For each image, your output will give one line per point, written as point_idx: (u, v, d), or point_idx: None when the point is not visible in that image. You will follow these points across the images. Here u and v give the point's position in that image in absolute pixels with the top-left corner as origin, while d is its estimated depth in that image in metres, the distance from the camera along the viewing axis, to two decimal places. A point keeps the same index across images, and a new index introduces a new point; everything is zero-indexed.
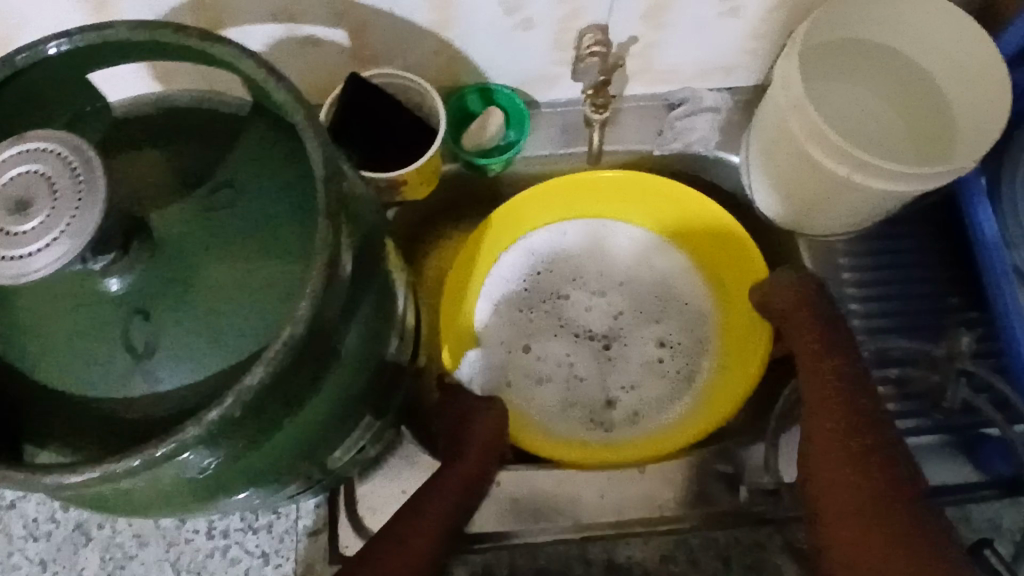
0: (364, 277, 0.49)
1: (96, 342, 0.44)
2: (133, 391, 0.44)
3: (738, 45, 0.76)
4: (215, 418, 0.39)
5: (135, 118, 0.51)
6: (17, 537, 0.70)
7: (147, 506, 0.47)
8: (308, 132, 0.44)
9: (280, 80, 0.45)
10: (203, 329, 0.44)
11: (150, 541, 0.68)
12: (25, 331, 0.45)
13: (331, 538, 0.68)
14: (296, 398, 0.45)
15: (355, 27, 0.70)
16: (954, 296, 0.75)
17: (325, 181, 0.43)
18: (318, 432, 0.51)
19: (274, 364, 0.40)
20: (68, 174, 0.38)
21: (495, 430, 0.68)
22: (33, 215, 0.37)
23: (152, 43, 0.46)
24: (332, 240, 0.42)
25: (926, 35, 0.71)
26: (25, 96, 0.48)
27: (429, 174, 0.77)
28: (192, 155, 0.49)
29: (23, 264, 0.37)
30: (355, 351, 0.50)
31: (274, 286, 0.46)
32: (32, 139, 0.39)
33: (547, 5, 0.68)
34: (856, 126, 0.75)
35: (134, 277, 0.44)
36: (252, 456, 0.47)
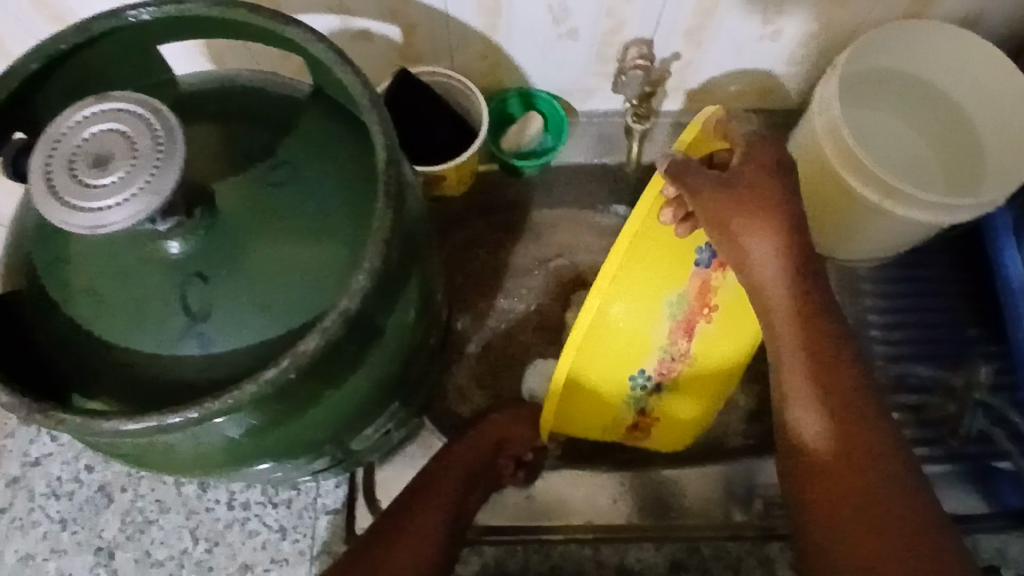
0: (411, 259, 0.51)
1: (153, 302, 0.46)
2: (185, 351, 0.45)
3: (778, 69, 0.78)
4: (269, 377, 0.40)
5: (200, 92, 0.53)
6: (40, 495, 0.72)
7: (186, 464, 0.49)
8: (372, 115, 0.46)
9: (349, 64, 0.47)
10: (256, 297, 0.46)
11: (170, 508, 0.70)
12: (84, 285, 0.47)
13: (349, 519, 0.69)
14: (341, 371, 0.47)
15: (408, 25, 0.72)
16: (974, 328, 0.77)
17: (386, 163, 0.44)
18: (354, 409, 0.52)
19: (330, 332, 0.41)
20: (148, 135, 0.40)
21: (502, 427, 0.66)
22: (112, 171, 0.39)
23: (227, 21, 0.49)
24: (390, 218, 0.44)
25: (958, 68, 0.72)
26: (99, 60, 0.50)
27: (467, 172, 0.79)
28: (255, 130, 0.51)
29: (98, 216, 0.38)
30: (398, 329, 0.51)
31: (325, 260, 0.47)
32: (113, 100, 0.41)
33: (596, 16, 0.70)
34: (888, 155, 0.77)
35: (195, 242, 0.46)
36: (291, 424, 0.49)
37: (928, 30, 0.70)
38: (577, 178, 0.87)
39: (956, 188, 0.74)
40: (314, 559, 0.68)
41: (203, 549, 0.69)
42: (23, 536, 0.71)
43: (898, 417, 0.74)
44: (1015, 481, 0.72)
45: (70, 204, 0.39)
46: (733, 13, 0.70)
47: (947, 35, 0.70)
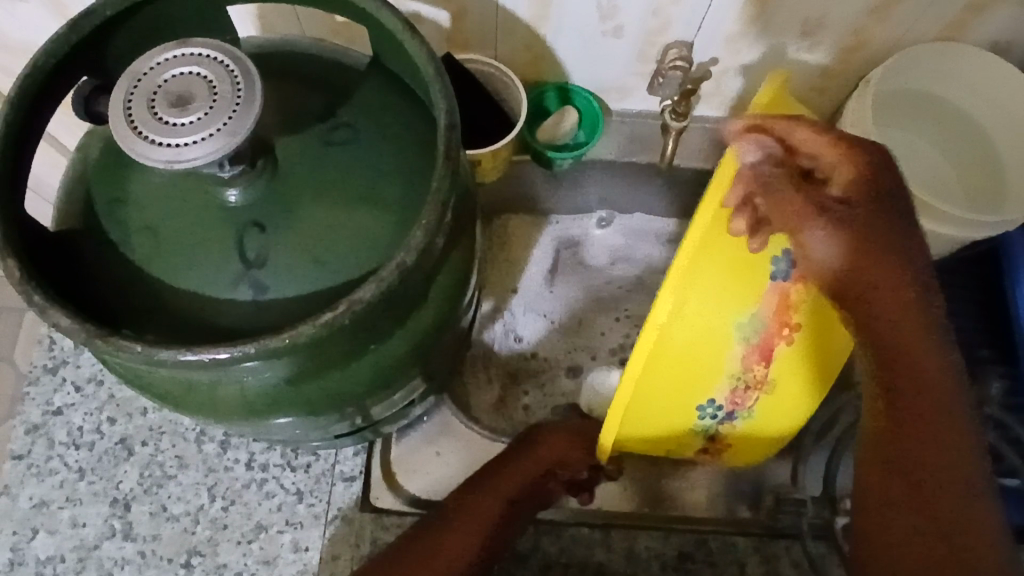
0: (459, 227, 0.52)
1: (209, 245, 0.47)
2: (238, 295, 0.47)
3: (812, 82, 0.80)
4: (325, 321, 0.42)
5: (264, 54, 0.55)
6: (59, 443, 0.73)
7: (227, 407, 0.50)
8: (436, 82, 0.47)
9: (414, 33, 0.49)
10: (309, 249, 0.47)
11: (190, 464, 0.71)
12: (143, 226, 0.48)
13: (365, 488, 0.70)
14: (385, 326, 0.48)
15: (458, 11, 0.74)
16: (986, 347, 0.78)
17: (447, 128, 0.46)
18: (390, 370, 0.54)
19: (385, 283, 0.42)
20: (227, 79, 0.41)
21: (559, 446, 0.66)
22: (193, 111, 0.40)
23: None
24: (449, 180, 0.45)
25: (985, 93, 0.75)
26: (172, 14, 0.52)
27: (501, 159, 0.81)
28: (317, 92, 0.53)
29: (177, 151, 0.40)
30: (440, 294, 0.52)
31: (379, 219, 0.49)
32: (195, 45, 0.42)
33: (642, 16, 0.72)
34: (914, 172, 0.79)
35: (254, 192, 0.47)
36: (330, 378, 0.50)
37: (957, 55, 0.72)
38: (606, 176, 0.88)
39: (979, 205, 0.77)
40: (327, 524, 0.69)
41: (219, 507, 0.70)
42: (39, 483, 0.71)
43: None
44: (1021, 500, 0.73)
45: (150, 139, 0.40)
46: (773, 22, 0.72)
47: (976, 59, 0.72)
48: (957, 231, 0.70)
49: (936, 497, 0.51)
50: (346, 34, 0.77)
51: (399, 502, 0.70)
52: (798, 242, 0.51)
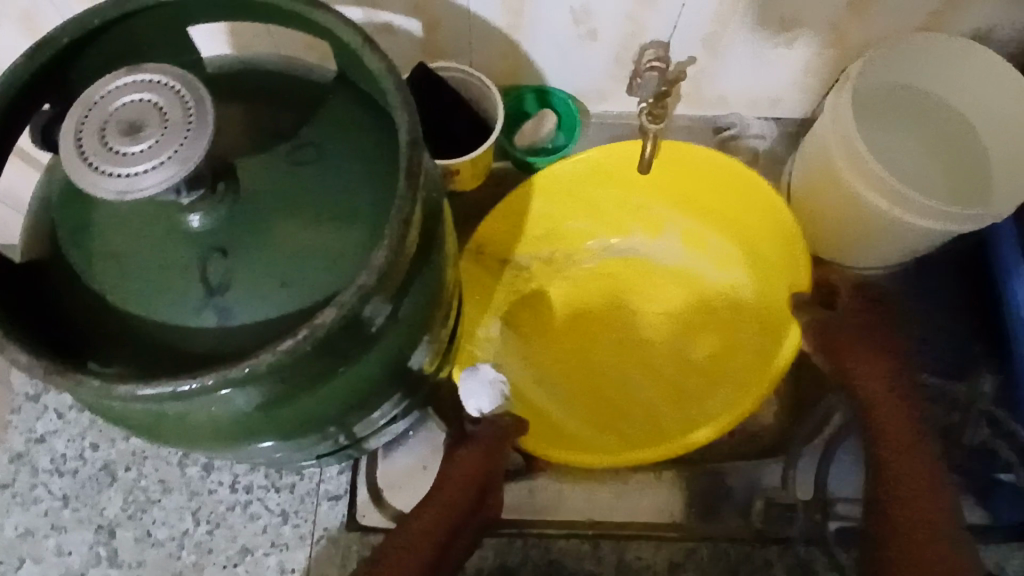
0: (427, 243, 0.51)
1: (173, 271, 0.46)
2: (202, 322, 0.46)
3: (792, 79, 0.79)
4: (286, 348, 0.41)
5: (227, 73, 0.54)
6: (42, 471, 0.72)
7: (199, 435, 0.49)
8: (397, 98, 0.46)
9: (374, 48, 0.48)
10: (273, 272, 0.46)
11: (173, 488, 0.70)
12: (106, 254, 0.47)
13: (350, 507, 0.69)
14: (355, 348, 0.47)
15: (430, 20, 0.73)
16: (979, 341, 0.77)
17: (408, 144, 0.45)
18: (364, 390, 0.53)
19: (347, 307, 0.42)
20: (179, 106, 0.40)
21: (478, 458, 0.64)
22: (144, 138, 0.40)
23: (258, 3, 0.50)
24: (411, 197, 0.44)
25: (972, 83, 0.74)
26: (129, 36, 0.51)
27: (481, 168, 0.80)
28: (281, 110, 0.52)
29: (128, 181, 0.39)
30: (411, 311, 0.51)
31: (343, 240, 0.48)
32: (146, 71, 0.42)
33: (616, 18, 0.71)
34: (902, 168, 0.77)
35: (217, 216, 0.47)
36: (298, 404, 0.49)
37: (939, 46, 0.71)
38: None
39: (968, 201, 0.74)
40: (313, 545, 0.68)
41: (204, 531, 0.69)
42: (23, 511, 0.71)
43: None
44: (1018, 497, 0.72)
45: (101, 170, 0.39)
46: (749, 19, 0.71)
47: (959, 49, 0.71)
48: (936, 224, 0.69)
49: (924, 500, 0.62)
50: (319, 49, 0.76)
51: (385, 519, 0.69)
52: (849, 356, 0.67)
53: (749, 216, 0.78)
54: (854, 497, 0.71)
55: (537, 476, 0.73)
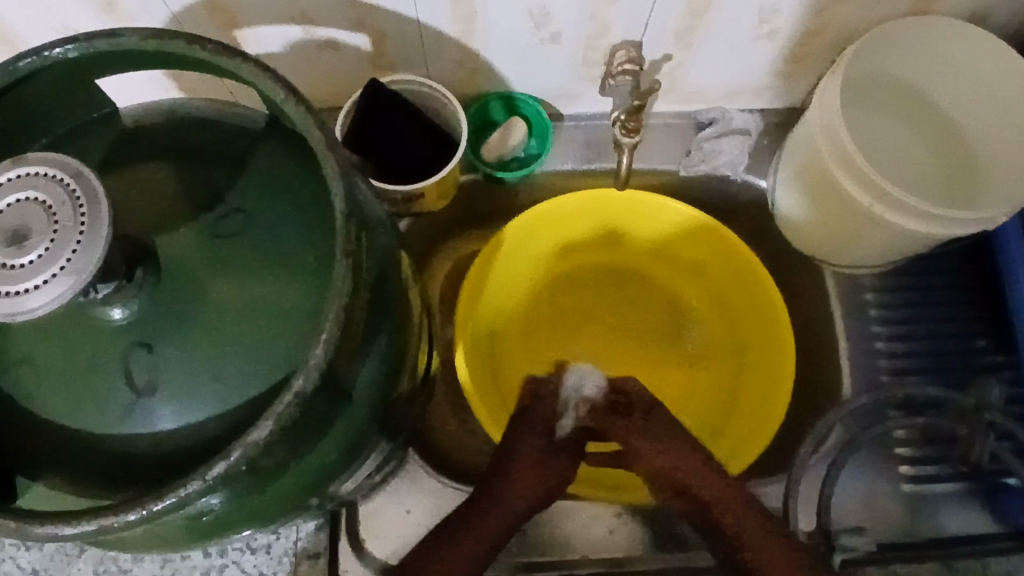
0: (383, 309, 0.47)
1: (96, 373, 0.42)
2: (132, 428, 0.42)
3: (777, 69, 0.72)
4: (217, 474, 0.37)
5: (145, 128, 0.49)
6: (8, 545, 0.69)
7: (148, 543, 0.45)
8: (328, 163, 0.41)
9: (300, 101, 0.42)
10: (206, 366, 0.42)
11: (145, 557, 0.68)
12: (24, 360, 0.43)
13: (330, 562, 0.67)
14: (305, 442, 0.43)
15: (377, 33, 0.66)
16: (982, 338, 0.74)
17: (345, 216, 0.40)
18: (326, 471, 0.49)
19: (284, 416, 0.38)
20: (69, 203, 0.35)
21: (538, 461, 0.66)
22: (31, 248, 0.35)
23: (163, 54, 0.44)
24: (351, 281, 0.39)
25: (957, 65, 0.67)
26: (32, 99, 0.46)
27: (448, 186, 0.74)
28: (206, 171, 0.46)
29: (16, 302, 0.34)
30: (369, 388, 0.47)
31: (287, 320, 0.43)
32: (31, 163, 0.36)
33: (579, 19, 0.65)
34: (879, 157, 0.71)
35: (137, 308, 0.42)
36: (255, 497, 0.45)
37: (990, 47, 0.64)
38: (566, 185, 0.82)
39: (948, 202, 0.69)
40: None
41: None
42: None
43: (901, 435, 0.71)
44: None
45: None
46: (727, 13, 0.64)
47: (1007, 64, 0.64)
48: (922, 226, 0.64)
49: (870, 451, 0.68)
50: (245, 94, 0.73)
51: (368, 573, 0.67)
52: None
53: (717, 261, 0.79)
54: (860, 520, 0.69)
55: None
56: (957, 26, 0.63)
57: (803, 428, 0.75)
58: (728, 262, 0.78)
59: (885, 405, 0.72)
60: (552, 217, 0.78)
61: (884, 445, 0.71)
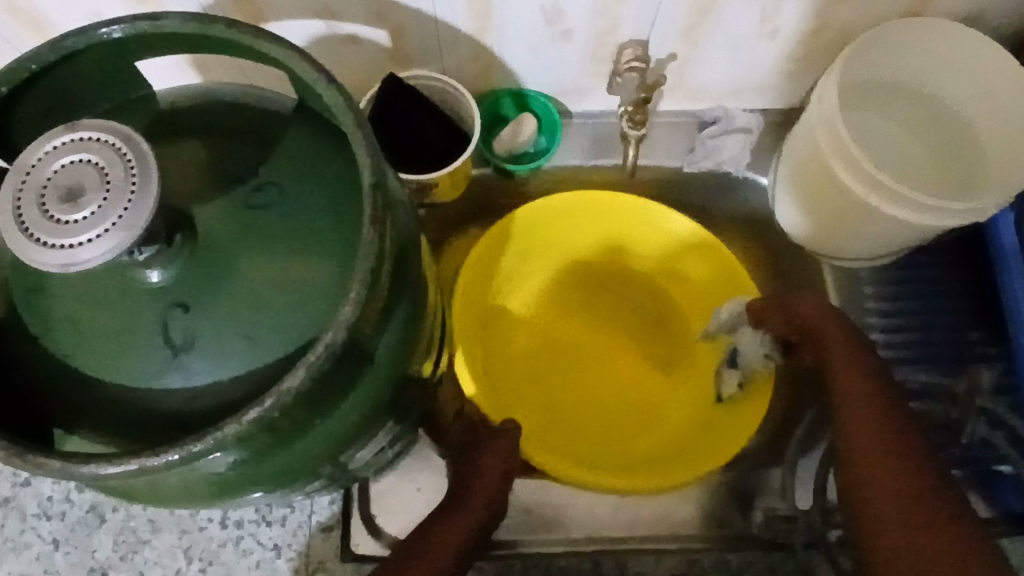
0: (404, 279, 0.50)
1: (134, 332, 0.45)
2: (168, 383, 0.45)
3: (778, 68, 0.75)
4: (251, 419, 0.39)
5: (180, 107, 0.52)
6: (31, 516, 0.72)
7: (178, 495, 0.48)
8: (357, 137, 0.44)
9: (330, 80, 0.45)
10: (238, 326, 0.45)
11: (163, 528, 0.71)
12: (66, 318, 0.45)
13: (343, 535, 0.70)
14: (330, 400, 0.46)
15: (396, 28, 0.69)
16: (976, 331, 0.77)
17: (372, 185, 0.43)
18: (345, 434, 0.52)
19: (315, 367, 0.40)
20: (120, 165, 0.38)
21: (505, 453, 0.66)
22: (85, 205, 0.38)
23: (202, 36, 0.47)
24: (377, 245, 0.42)
25: (951, 65, 0.70)
26: (78, 77, 0.49)
27: (460, 178, 0.77)
28: (239, 146, 0.49)
29: (71, 254, 0.37)
30: (390, 354, 0.50)
31: (315, 284, 0.46)
32: (86, 128, 0.39)
33: (590, 16, 0.68)
34: (876, 152, 0.74)
35: (176, 270, 0.44)
36: (278, 454, 0.47)
37: (982, 47, 0.67)
38: (574, 179, 0.85)
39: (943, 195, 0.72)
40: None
41: (197, 569, 0.70)
42: (15, 557, 0.71)
43: None
44: (1015, 485, 0.73)
45: (42, 241, 0.37)
46: (729, 13, 0.67)
47: (999, 64, 0.67)
48: (917, 217, 0.67)
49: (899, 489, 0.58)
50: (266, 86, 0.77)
51: (380, 546, 0.69)
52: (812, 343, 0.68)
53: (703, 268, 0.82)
54: None
55: (535, 490, 0.74)
56: (951, 27, 0.66)
57: (802, 416, 0.77)
58: (714, 269, 0.81)
59: None
60: (541, 215, 0.80)
61: None
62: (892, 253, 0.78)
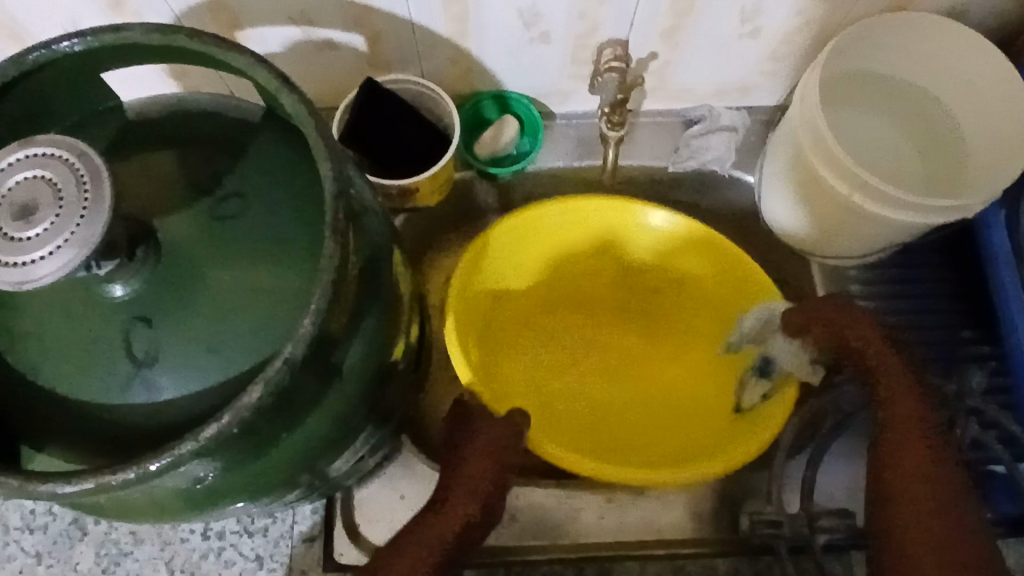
0: (373, 288, 0.49)
1: (97, 347, 0.44)
2: (132, 399, 0.44)
3: (762, 66, 0.74)
4: (210, 435, 0.39)
5: (144, 119, 0.51)
6: (13, 529, 0.72)
7: (146, 510, 0.47)
8: (319, 147, 0.43)
9: (292, 90, 0.44)
10: (203, 341, 0.44)
11: (145, 539, 0.70)
12: (28, 334, 0.45)
13: (325, 545, 0.69)
14: (296, 412, 0.45)
15: (372, 33, 0.69)
16: (967, 329, 0.76)
17: (334, 196, 0.42)
18: (316, 446, 0.51)
19: (274, 381, 0.40)
20: (74, 181, 0.38)
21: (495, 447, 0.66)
22: (38, 222, 0.37)
23: (163, 46, 0.46)
24: (339, 257, 0.42)
25: (934, 61, 0.69)
26: (39, 90, 0.48)
27: (441, 182, 0.77)
28: (204, 157, 0.49)
29: (24, 271, 0.37)
30: (359, 365, 0.50)
31: (280, 295, 0.46)
32: (39, 144, 0.39)
33: (568, 18, 0.67)
34: (861, 151, 0.73)
35: (138, 284, 0.44)
36: (245, 469, 0.47)
37: (968, 42, 0.66)
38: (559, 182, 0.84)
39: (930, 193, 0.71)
40: None
41: None
42: None
43: None
44: (1007, 487, 0.71)
45: None
46: (709, 12, 0.66)
47: (983, 60, 0.66)
48: (903, 216, 0.66)
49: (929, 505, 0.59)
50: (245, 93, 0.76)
51: (363, 556, 0.69)
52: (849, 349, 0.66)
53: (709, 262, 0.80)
54: (845, 505, 0.71)
55: (519, 497, 0.73)
56: (934, 21, 0.65)
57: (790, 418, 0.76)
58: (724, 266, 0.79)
59: None
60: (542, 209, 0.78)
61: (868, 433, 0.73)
62: (881, 253, 0.77)
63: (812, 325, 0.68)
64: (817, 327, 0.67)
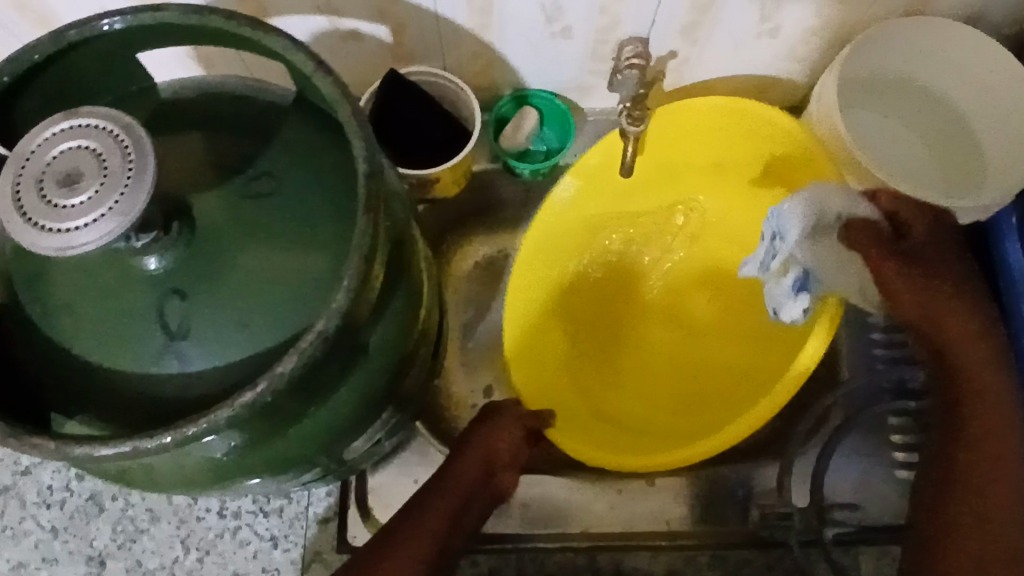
0: (397, 269, 0.50)
1: (131, 318, 0.45)
2: (164, 369, 0.45)
3: (779, 66, 0.75)
4: (245, 403, 0.40)
5: (178, 99, 0.52)
6: (30, 504, 0.73)
7: (171, 479, 0.48)
8: (353, 128, 0.44)
9: (327, 72, 0.45)
10: (235, 314, 0.45)
11: (161, 517, 0.71)
12: (63, 305, 0.46)
13: (340, 527, 0.70)
14: (324, 386, 0.47)
15: (397, 24, 0.70)
16: None
17: (366, 176, 0.43)
18: (339, 423, 0.52)
19: (308, 353, 0.41)
20: (119, 152, 0.39)
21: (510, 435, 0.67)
22: (82, 191, 0.38)
23: (201, 27, 0.47)
24: (370, 235, 0.43)
25: (948, 63, 0.71)
26: (78, 68, 0.49)
27: (461, 173, 0.78)
28: (237, 137, 0.50)
29: (67, 239, 0.38)
30: (384, 343, 0.51)
31: (310, 273, 0.47)
32: (84, 116, 0.40)
33: (590, 14, 0.68)
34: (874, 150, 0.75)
35: (172, 258, 0.45)
36: (272, 442, 0.48)
37: (984, 47, 0.67)
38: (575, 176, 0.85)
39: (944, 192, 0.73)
40: (306, 567, 0.69)
41: (195, 558, 0.70)
42: (15, 545, 0.72)
43: (894, 422, 0.73)
44: None
45: (38, 225, 0.38)
46: (730, 11, 0.67)
47: (997, 64, 0.67)
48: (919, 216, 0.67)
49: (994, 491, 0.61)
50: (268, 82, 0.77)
51: None
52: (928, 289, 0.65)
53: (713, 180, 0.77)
54: (853, 499, 0.72)
55: (530, 486, 0.74)
56: (951, 26, 0.66)
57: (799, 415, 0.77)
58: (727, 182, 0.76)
59: (878, 391, 0.74)
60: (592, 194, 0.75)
61: (877, 431, 0.73)
62: None
63: (874, 251, 0.65)
64: (879, 260, 0.65)
